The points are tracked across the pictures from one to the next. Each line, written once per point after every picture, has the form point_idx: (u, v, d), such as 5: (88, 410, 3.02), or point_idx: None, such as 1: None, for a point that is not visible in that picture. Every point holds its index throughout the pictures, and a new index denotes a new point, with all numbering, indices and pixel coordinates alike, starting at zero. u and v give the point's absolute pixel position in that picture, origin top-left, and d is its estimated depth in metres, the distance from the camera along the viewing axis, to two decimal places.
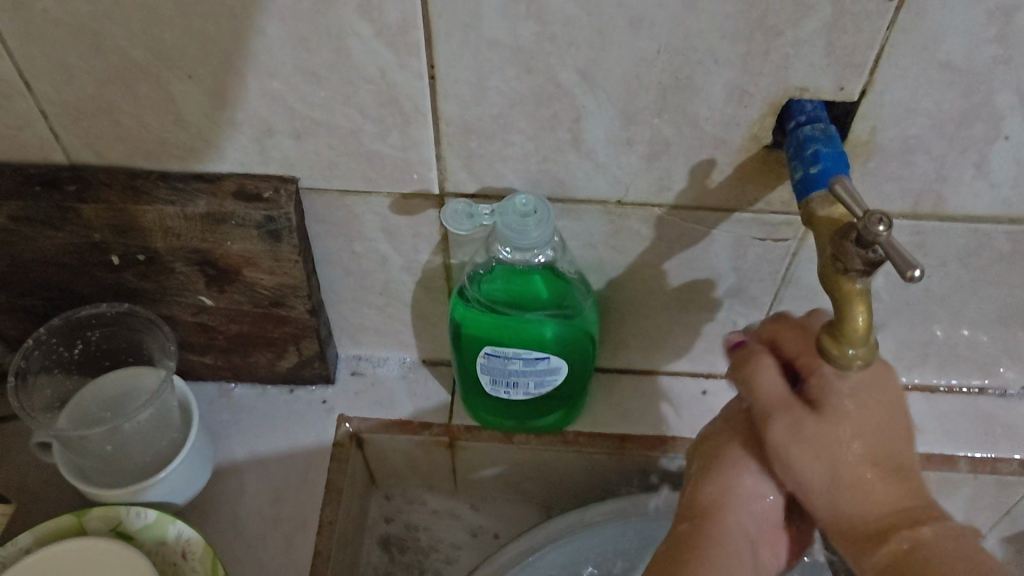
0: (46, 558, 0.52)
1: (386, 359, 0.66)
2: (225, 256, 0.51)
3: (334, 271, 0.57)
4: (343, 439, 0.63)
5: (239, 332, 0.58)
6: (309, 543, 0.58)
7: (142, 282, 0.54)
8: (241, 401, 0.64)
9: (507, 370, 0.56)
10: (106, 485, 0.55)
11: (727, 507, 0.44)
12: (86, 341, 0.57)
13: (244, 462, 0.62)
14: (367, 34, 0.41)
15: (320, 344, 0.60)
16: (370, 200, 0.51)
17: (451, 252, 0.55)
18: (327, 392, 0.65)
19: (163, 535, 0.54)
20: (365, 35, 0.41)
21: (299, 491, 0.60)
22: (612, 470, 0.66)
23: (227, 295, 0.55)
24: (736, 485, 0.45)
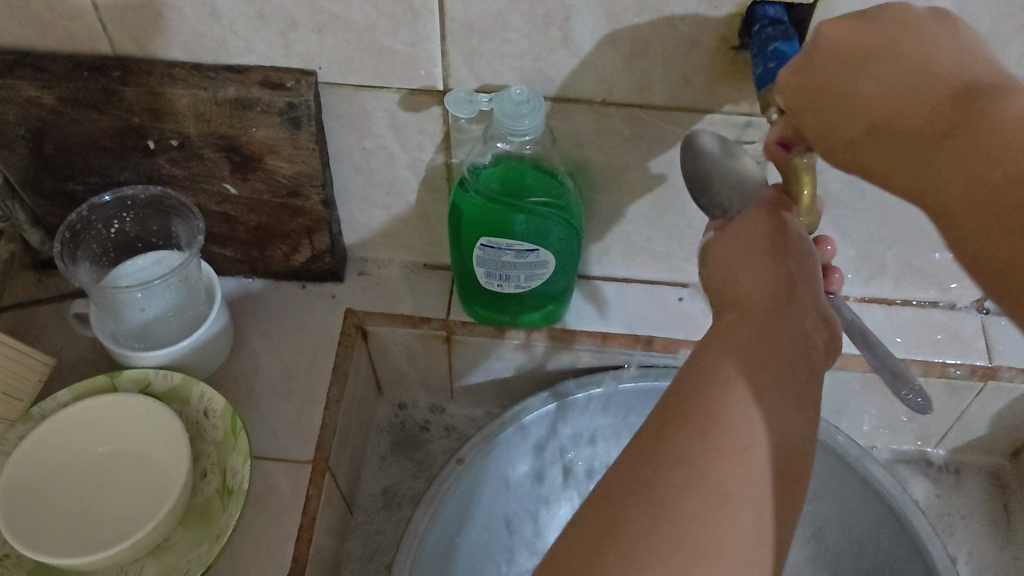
0: (85, 407, 0.58)
1: (389, 261, 0.73)
2: (249, 143, 0.57)
3: (346, 169, 0.63)
4: (351, 329, 0.69)
5: (258, 224, 0.64)
6: (317, 415, 0.64)
7: (173, 167, 0.60)
8: (257, 294, 0.71)
9: (500, 261, 0.62)
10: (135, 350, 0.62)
11: (742, 303, 0.40)
12: (121, 223, 0.63)
13: (259, 345, 0.68)
14: None
15: (331, 237, 0.66)
16: (381, 96, 0.57)
17: (452, 151, 0.61)
18: (336, 287, 0.71)
19: (187, 395, 0.60)
20: None
21: (308, 371, 0.67)
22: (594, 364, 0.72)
23: (249, 183, 0.61)
24: (748, 283, 0.41)
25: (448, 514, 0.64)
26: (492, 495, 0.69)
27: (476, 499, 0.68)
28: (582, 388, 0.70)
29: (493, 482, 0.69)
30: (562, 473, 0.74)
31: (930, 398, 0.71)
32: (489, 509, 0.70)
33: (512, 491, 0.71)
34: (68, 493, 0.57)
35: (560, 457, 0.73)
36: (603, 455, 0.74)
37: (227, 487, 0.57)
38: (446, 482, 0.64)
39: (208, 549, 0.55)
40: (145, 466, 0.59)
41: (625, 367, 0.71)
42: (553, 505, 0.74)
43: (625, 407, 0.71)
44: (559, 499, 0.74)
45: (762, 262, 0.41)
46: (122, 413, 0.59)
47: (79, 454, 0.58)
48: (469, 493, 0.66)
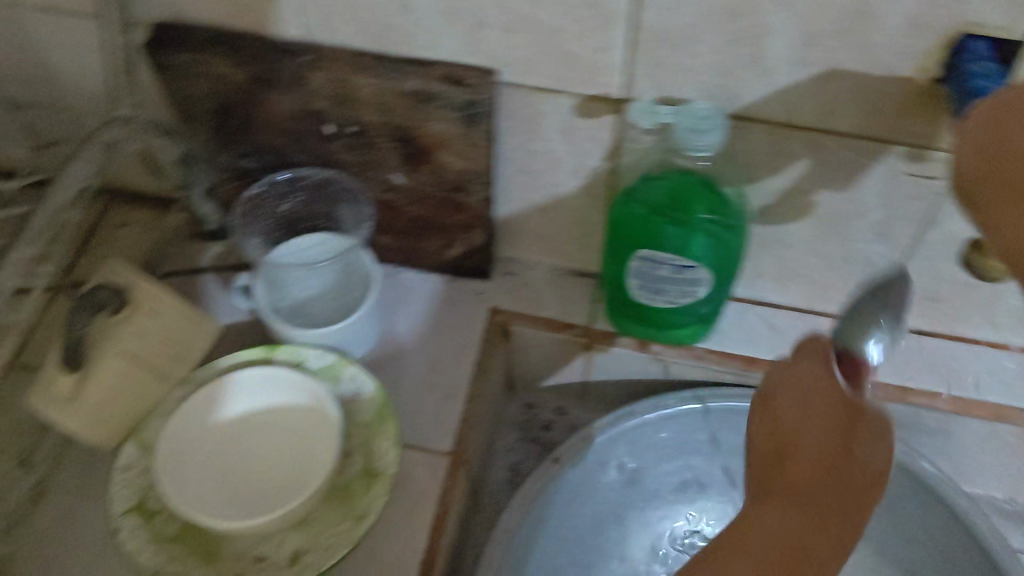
0: (241, 381, 0.60)
1: (537, 264, 0.72)
2: (424, 135, 0.59)
3: (510, 168, 0.64)
4: (490, 326, 0.70)
5: (416, 216, 0.66)
6: (457, 411, 0.65)
7: (347, 154, 0.62)
8: (405, 283, 0.72)
9: (657, 275, 0.61)
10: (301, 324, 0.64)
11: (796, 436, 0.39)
12: (294, 203, 0.65)
13: (404, 334, 0.69)
14: None
15: (485, 235, 0.67)
16: (558, 100, 0.57)
17: (619, 159, 0.60)
18: (483, 285, 0.71)
19: (338, 374, 0.62)
20: None
21: (450, 365, 0.67)
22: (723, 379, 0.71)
23: (417, 174, 0.62)
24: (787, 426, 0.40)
25: (540, 513, 0.67)
26: (584, 499, 0.72)
27: (568, 501, 0.70)
28: (683, 403, 0.70)
29: (585, 486, 0.71)
30: (655, 481, 0.76)
31: None
32: (582, 512, 0.72)
33: (607, 495, 0.74)
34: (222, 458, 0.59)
35: (657, 466, 0.75)
36: (698, 466, 0.76)
37: (370, 469, 0.60)
38: (541, 479, 0.67)
39: (348, 528, 0.57)
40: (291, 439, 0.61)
41: (730, 387, 0.71)
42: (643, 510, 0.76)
43: (723, 425, 0.72)
44: (649, 505, 0.76)
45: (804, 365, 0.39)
46: (278, 389, 0.61)
47: (229, 422, 0.61)
48: (561, 496, 0.69)
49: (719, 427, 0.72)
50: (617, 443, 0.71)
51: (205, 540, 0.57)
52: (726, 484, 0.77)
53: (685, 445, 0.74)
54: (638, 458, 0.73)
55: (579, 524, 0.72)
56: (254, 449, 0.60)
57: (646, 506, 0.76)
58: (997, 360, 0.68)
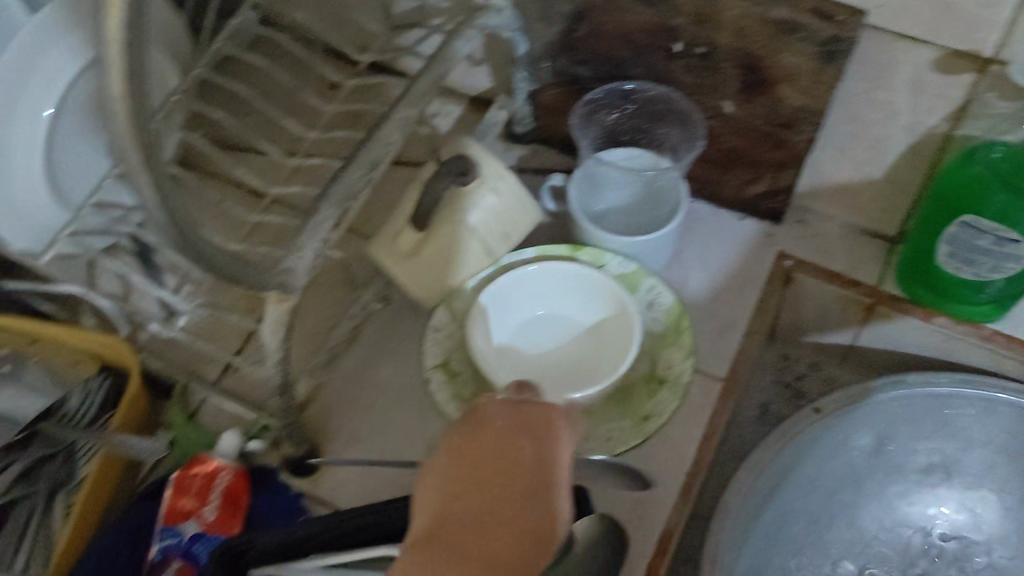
0: (546, 271, 0.63)
1: (831, 218, 0.72)
2: (772, 67, 0.60)
3: (840, 116, 0.64)
4: (778, 271, 0.70)
5: (733, 147, 0.67)
6: (737, 341, 0.67)
7: (686, 74, 0.63)
8: (697, 213, 0.74)
9: (973, 244, 0.61)
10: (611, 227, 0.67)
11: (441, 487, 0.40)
12: (626, 112, 0.68)
13: (692, 262, 0.71)
14: None
15: (794, 178, 0.68)
16: (920, 50, 0.57)
17: (962, 122, 0.60)
18: (773, 229, 0.72)
19: (635, 283, 0.64)
20: None
21: (734, 298, 0.69)
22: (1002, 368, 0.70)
23: (750, 105, 0.63)
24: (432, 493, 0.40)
25: (788, 456, 0.70)
26: (828, 460, 0.73)
27: (813, 457, 0.72)
28: (951, 386, 0.70)
29: (835, 445, 0.72)
30: (901, 457, 0.75)
31: None
32: (823, 472, 0.73)
33: (850, 462, 0.74)
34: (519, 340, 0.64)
35: (908, 445, 0.74)
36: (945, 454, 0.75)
37: (656, 376, 0.62)
38: (800, 426, 0.70)
39: (633, 425, 0.60)
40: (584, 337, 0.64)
41: (1008, 380, 0.70)
42: (880, 481, 0.76)
43: (991, 416, 0.71)
44: (888, 478, 0.76)
45: (521, 443, 0.41)
46: (579, 288, 0.64)
47: (531, 311, 0.65)
48: (809, 447, 0.71)
49: (986, 419, 0.71)
50: (876, 410, 0.71)
51: None
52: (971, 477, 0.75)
53: (942, 430, 0.73)
54: (893, 430, 0.73)
55: (817, 477, 0.73)
56: None
57: (884, 478, 0.76)
58: None
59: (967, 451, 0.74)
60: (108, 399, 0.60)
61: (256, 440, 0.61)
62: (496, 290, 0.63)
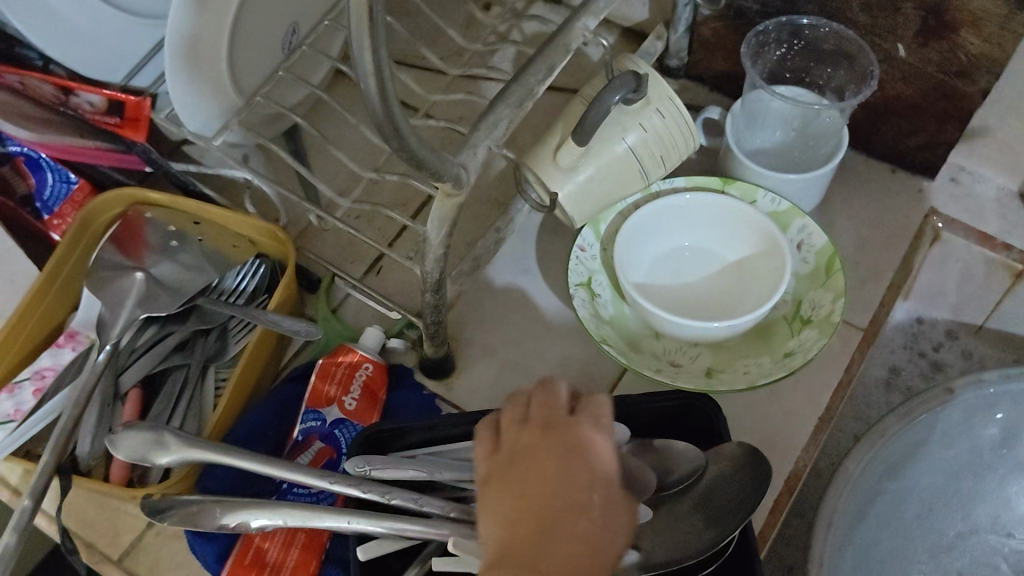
0: (696, 200, 0.63)
1: (986, 179, 0.70)
2: (957, 10, 0.58)
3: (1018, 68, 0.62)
4: (927, 229, 0.69)
5: (897, 95, 0.65)
6: (880, 292, 0.66)
7: (861, 14, 0.62)
8: (847, 162, 0.72)
9: None
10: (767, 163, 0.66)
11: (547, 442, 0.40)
12: (792, 49, 0.67)
13: (836, 210, 0.70)
14: None
15: (957, 132, 0.66)
16: None
17: None
18: (925, 184, 0.71)
19: (785, 223, 0.63)
20: None
21: (880, 250, 0.68)
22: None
23: (925, 50, 0.62)
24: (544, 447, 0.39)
25: (919, 438, 0.69)
26: (955, 444, 0.72)
27: (943, 442, 0.71)
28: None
29: (963, 433, 0.71)
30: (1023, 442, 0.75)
31: None
32: (948, 454, 0.72)
33: (974, 445, 0.73)
34: (661, 267, 0.65)
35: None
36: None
37: (801, 316, 0.61)
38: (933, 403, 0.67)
39: (773, 361, 0.60)
40: (729, 272, 0.64)
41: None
42: (998, 463, 0.76)
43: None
44: (1006, 464, 0.76)
45: (574, 456, 0.39)
46: (728, 221, 0.64)
47: (676, 240, 0.65)
48: (938, 435, 0.70)
49: None
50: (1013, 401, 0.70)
51: (630, 331, 0.62)
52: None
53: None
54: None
55: (940, 460, 0.72)
56: None
57: (1002, 465, 0.76)
58: None
59: None
60: (262, 283, 0.62)
61: (398, 338, 0.63)
62: (644, 216, 0.63)
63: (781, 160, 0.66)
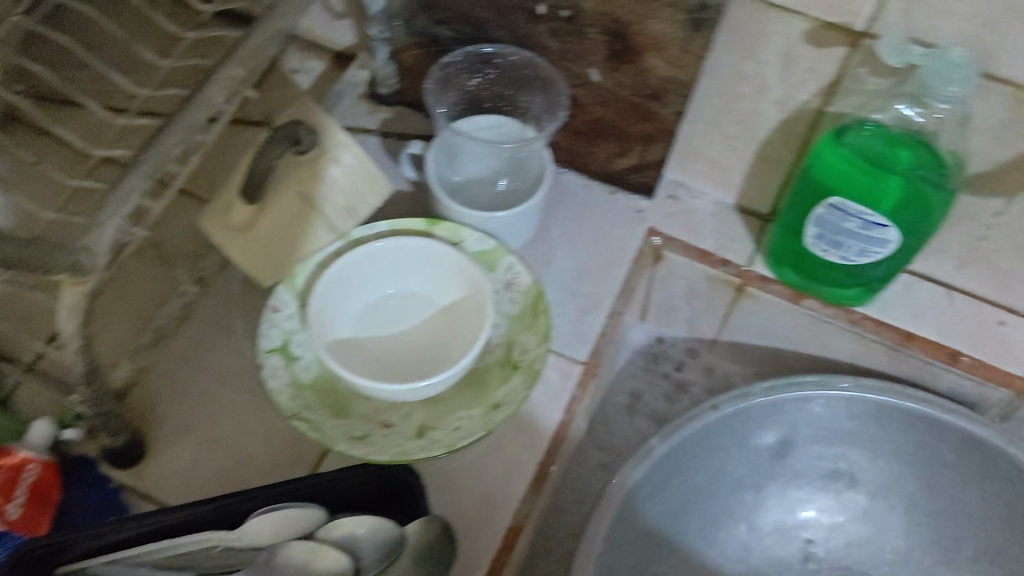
0: (396, 244, 0.59)
1: (703, 194, 0.70)
2: (638, 34, 0.56)
3: (710, 87, 0.61)
4: (648, 249, 0.68)
5: (601, 117, 0.64)
6: (599, 323, 0.65)
7: (550, 39, 0.59)
8: (567, 186, 0.71)
9: (840, 227, 0.58)
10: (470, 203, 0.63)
11: None
12: (484, 78, 0.63)
13: (557, 237, 0.68)
14: None
15: (663, 151, 0.65)
16: (791, 23, 0.54)
17: (832, 99, 0.57)
18: (643, 204, 0.70)
19: (492, 263, 0.61)
20: None
21: (600, 278, 0.67)
22: (884, 362, 0.69)
23: (617, 74, 0.59)
24: None
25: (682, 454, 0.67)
26: (727, 452, 0.70)
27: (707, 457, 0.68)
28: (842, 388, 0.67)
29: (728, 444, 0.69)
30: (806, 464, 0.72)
31: None
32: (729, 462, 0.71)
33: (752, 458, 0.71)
34: (371, 317, 0.60)
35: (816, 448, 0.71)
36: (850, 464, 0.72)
37: (511, 362, 0.58)
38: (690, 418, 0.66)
39: (482, 414, 0.57)
40: (441, 317, 0.61)
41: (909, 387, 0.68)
42: (781, 487, 0.72)
43: (888, 421, 0.68)
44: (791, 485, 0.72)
45: None
46: (435, 263, 0.60)
47: (386, 287, 0.61)
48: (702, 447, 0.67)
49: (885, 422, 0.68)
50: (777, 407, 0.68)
51: (335, 395, 0.57)
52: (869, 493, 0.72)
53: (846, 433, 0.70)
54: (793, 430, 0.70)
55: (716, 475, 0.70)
56: None
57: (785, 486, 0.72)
58: None
59: (873, 463, 0.71)
60: None
61: (71, 429, 0.56)
62: (343, 268, 0.58)
63: (484, 198, 0.63)
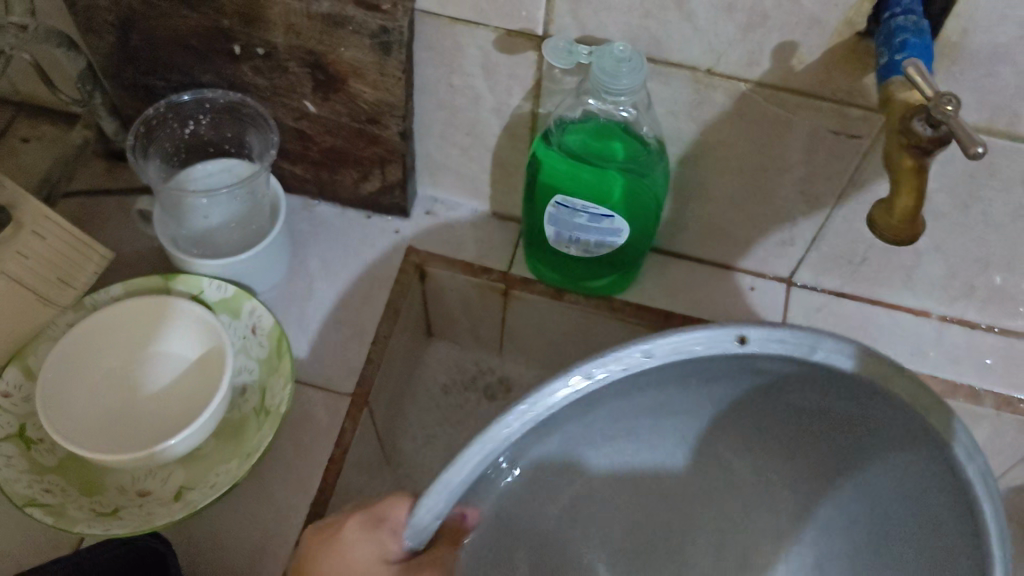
0: (129, 306, 0.58)
1: (460, 206, 0.71)
2: (335, 63, 0.56)
3: (429, 103, 0.61)
4: (408, 268, 0.67)
5: (331, 146, 0.63)
6: (364, 350, 0.64)
7: (257, 77, 0.58)
8: (322, 217, 0.70)
9: (572, 223, 0.60)
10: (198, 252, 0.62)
11: None
12: (197, 125, 0.62)
13: (315, 270, 0.67)
14: None
15: (402, 171, 0.64)
16: (479, 33, 0.54)
17: (541, 100, 0.58)
18: (400, 224, 0.70)
19: (236, 309, 0.60)
20: None
21: (362, 304, 0.66)
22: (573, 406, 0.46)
23: (330, 103, 0.59)
24: None
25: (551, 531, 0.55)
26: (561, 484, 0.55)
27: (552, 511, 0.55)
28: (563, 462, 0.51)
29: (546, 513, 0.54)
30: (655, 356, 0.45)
31: (1000, 433, 0.66)
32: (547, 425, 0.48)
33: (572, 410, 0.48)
34: (111, 384, 0.59)
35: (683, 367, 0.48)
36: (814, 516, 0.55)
37: (264, 408, 0.57)
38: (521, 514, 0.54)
39: (238, 466, 0.55)
40: (185, 372, 0.59)
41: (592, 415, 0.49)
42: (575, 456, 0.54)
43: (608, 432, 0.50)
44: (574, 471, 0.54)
45: None
46: (173, 317, 0.59)
47: (124, 352, 0.60)
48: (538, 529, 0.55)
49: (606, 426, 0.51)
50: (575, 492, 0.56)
51: (88, 473, 0.56)
52: (899, 444, 0.46)
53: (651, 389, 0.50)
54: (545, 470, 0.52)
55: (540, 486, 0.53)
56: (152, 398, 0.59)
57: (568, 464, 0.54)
58: (913, 329, 0.67)
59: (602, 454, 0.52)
60: None
61: None
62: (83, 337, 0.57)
63: (212, 247, 0.62)
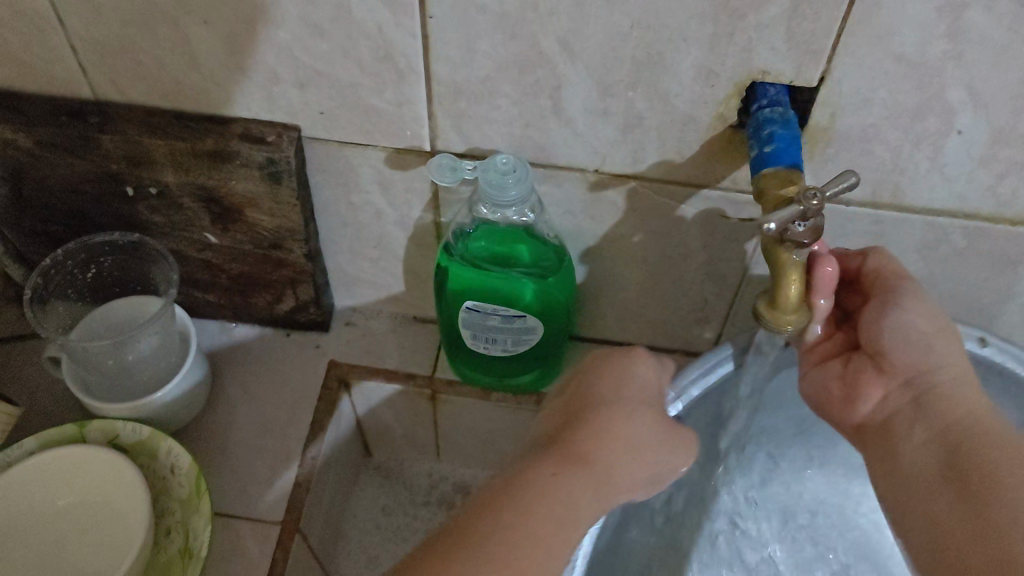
0: (45, 458, 0.58)
1: (378, 313, 0.70)
2: (229, 195, 0.55)
3: (332, 221, 0.61)
4: (332, 383, 0.67)
5: (239, 273, 0.63)
6: (291, 474, 0.62)
7: (153, 215, 0.58)
8: (241, 340, 0.69)
9: (486, 326, 0.60)
10: (109, 398, 0.61)
11: None
12: (99, 267, 0.61)
13: (236, 395, 0.66)
14: (375, 3, 0.45)
15: (314, 289, 0.64)
16: (368, 153, 0.55)
17: (440, 210, 0.59)
18: (321, 338, 0.69)
19: (153, 451, 0.59)
20: (373, 4, 0.45)
21: (286, 425, 0.65)
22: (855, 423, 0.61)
23: (230, 233, 0.59)
24: None
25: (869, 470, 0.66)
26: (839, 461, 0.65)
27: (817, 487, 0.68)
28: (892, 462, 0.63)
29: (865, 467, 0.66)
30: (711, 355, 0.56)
31: None
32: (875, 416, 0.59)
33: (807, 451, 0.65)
34: (27, 544, 0.57)
35: None
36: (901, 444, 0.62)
37: (187, 549, 0.56)
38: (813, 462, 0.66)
39: None
40: (101, 521, 0.58)
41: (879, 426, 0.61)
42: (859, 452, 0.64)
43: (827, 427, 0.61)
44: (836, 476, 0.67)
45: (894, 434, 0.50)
46: (91, 466, 0.58)
47: (39, 508, 0.58)
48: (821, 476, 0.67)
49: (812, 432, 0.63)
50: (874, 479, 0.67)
51: None
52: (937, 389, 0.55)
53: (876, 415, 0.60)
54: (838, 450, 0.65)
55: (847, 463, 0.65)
56: (79, 551, 0.57)
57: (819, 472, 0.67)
58: None
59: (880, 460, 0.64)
60: None
61: None
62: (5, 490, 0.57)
63: (123, 390, 0.61)
